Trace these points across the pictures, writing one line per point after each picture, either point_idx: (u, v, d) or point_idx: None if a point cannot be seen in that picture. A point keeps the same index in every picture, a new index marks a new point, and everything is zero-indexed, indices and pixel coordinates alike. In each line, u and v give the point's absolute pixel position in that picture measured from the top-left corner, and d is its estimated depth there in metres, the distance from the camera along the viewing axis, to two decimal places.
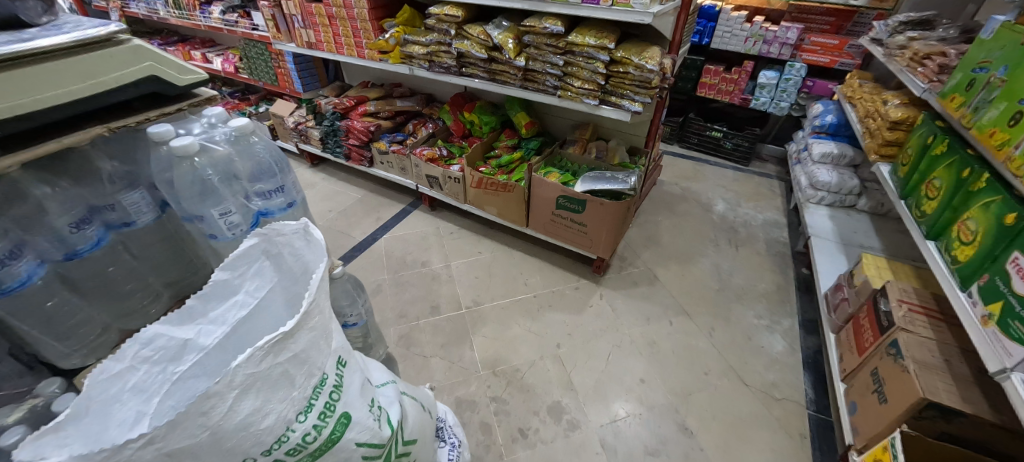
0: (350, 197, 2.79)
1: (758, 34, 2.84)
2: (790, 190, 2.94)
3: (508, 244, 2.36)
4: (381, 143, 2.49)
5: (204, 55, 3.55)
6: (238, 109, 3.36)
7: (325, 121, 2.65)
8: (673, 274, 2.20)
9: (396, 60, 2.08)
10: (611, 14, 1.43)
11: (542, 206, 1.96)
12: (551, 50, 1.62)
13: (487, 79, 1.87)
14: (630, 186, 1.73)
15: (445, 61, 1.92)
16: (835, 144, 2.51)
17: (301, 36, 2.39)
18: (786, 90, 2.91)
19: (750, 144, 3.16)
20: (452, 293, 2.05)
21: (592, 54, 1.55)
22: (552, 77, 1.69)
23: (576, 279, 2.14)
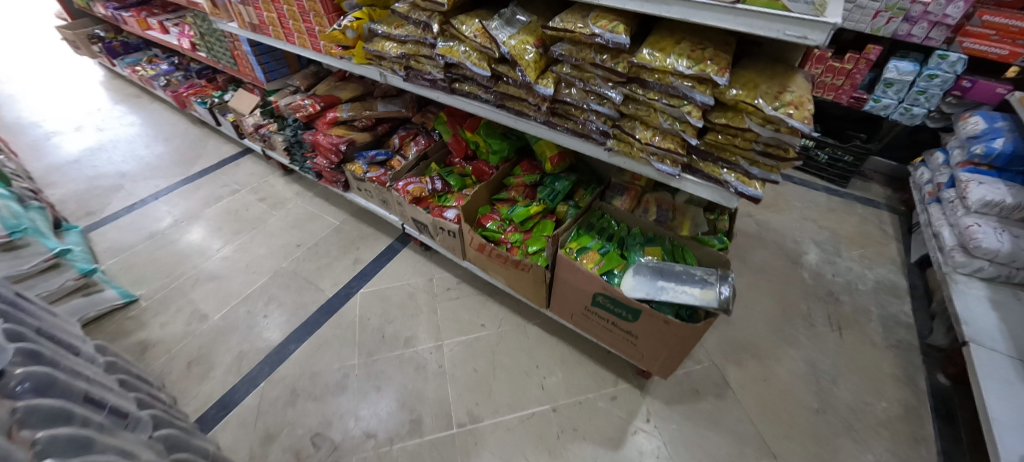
0: (326, 224, 2.22)
1: (898, 7, 1.94)
2: (909, 232, 2.17)
3: (522, 314, 1.76)
4: (357, 166, 1.87)
5: (161, 25, 2.91)
6: (202, 96, 2.76)
7: (288, 128, 2.04)
8: (749, 376, 1.58)
9: (362, 60, 1.41)
10: (732, 21, 0.71)
11: (570, 295, 1.33)
12: (600, 75, 0.91)
13: (492, 106, 1.18)
14: (716, 298, 1.09)
15: (429, 72, 1.23)
16: (1005, 185, 1.71)
17: (242, 15, 1.72)
18: (926, 91, 2.04)
19: (854, 160, 2.33)
20: (441, 398, 1.51)
21: (678, 91, 0.83)
22: (599, 118, 0.98)
23: (611, 382, 1.54)
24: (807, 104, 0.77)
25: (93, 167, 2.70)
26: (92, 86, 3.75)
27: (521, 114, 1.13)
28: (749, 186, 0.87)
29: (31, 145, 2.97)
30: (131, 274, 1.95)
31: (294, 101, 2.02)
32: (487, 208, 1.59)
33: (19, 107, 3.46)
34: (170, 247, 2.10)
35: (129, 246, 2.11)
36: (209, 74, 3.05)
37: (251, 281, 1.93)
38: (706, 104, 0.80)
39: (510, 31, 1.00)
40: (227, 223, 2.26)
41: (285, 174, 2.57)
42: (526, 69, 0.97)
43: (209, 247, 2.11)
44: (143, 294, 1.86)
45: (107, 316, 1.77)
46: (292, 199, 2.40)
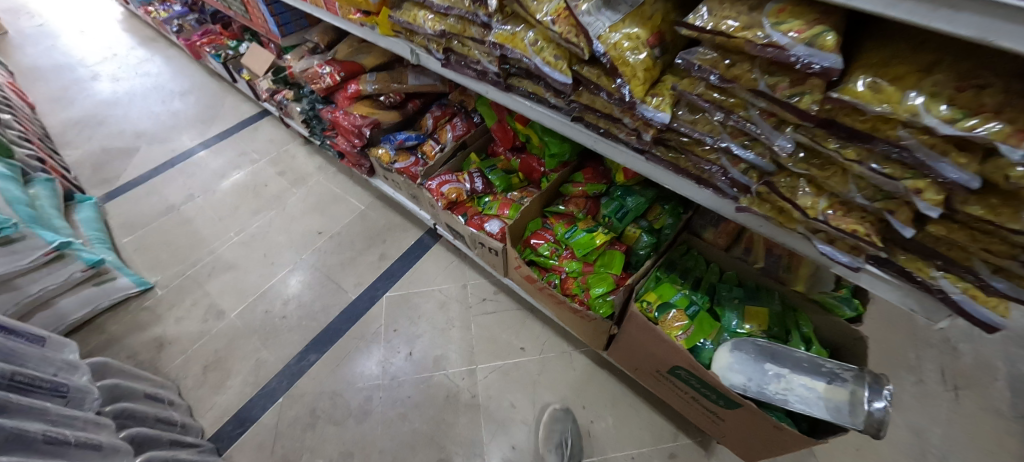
0: (350, 209, 1.99)
1: None
2: None
3: (567, 338, 1.54)
4: (382, 152, 1.60)
5: None
6: (215, 47, 2.47)
7: (306, 100, 1.77)
8: (837, 443, 1.32)
9: (388, 32, 1.08)
10: None
11: (640, 354, 1.08)
12: (760, 107, 0.57)
13: (565, 117, 0.85)
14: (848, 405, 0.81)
15: (479, 62, 0.91)
16: None
17: None
18: None
19: None
20: (472, 436, 1.34)
21: (907, 156, 0.48)
22: (737, 165, 0.65)
23: (672, 437, 1.32)
24: None
25: (110, 125, 2.53)
26: (109, 26, 3.51)
27: (608, 137, 0.80)
28: (992, 311, 0.53)
29: (51, 95, 2.82)
30: (146, 256, 1.83)
31: (310, 65, 1.70)
32: (539, 224, 1.32)
33: (39, 49, 3.28)
34: (186, 226, 1.95)
35: (145, 222, 1.97)
36: (224, 19, 2.73)
37: (269, 273, 1.76)
38: (965, 187, 0.45)
39: (612, 18, 0.65)
40: (245, 200, 2.07)
41: (306, 144, 2.32)
42: (633, 83, 0.64)
43: (226, 228, 1.94)
44: (159, 282, 1.73)
45: (123, 305, 1.67)
46: (313, 174, 2.17)
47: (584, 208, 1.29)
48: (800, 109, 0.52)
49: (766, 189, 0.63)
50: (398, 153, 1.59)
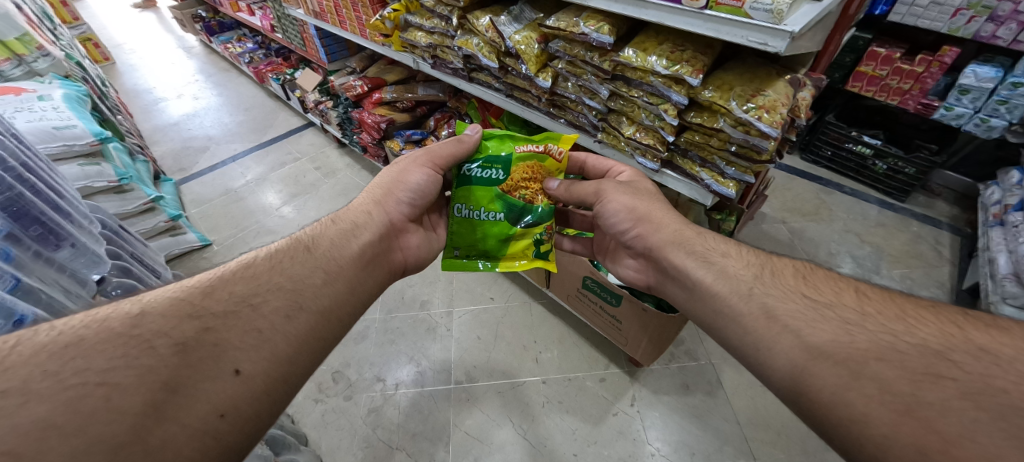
0: None
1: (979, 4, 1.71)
2: (970, 256, 1.95)
3: (529, 292, 1.90)
4: (394, 143, 2.08)
5: (248, 7, 3.33)
6: (277, 73, 3.12)
7: (339, 105, 2.33)
8: (744, 381, 1.56)
9: (397, 47, 1.57)
10: (697, 27, 0.76)
11: (564, 277, 1.44)
12: (591, 71, 0.97)
13: (503, 95, 1.28)
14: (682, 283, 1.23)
15: (451, 62, 1.35)
16: None
17: (308, 3, 2.00)
18: (1009, 101, 1.79)
19: (920, 173, 2.12)
20: (444, 356, 1.69)
21: (656, 90, 0.89)
22: (591, 111, 1.06)
23: (604, 365, 1.63)
24: (780, 109, 0.79)
25: (189, 130, 3.21)
26: (193, 61, 4.36)
27: (528, 105, 1.22)
28: (723, 185, 0.91)
29: (144, 108, 3.56)
30: (208, 222, 2.37)
31: (347, 80, 2.22)
32: (508, 142, 0.96)
33: (135, 76, 4.10)
34: (240, 203, 2.49)
35: (209, 199, 2.54)
36: (284, 53, 3.44)
37: None
38: (680, 103, 0.86)
39: (517, 27, 1.08)
40: (287, 187, 2.60)
41: (339, 147, 2.87)
42: (527, 62, 1.05)
43: (270, 206, 2.47)
44: (216, 241, 2.24)
45: (187, 256, 2.15)
46: (341, 170, 2.67)
47: (532, 177, 0.96)
48: (604, 68, 0.93)
49: (605, 124, 1.05)
50: (406, 144, 2.06)
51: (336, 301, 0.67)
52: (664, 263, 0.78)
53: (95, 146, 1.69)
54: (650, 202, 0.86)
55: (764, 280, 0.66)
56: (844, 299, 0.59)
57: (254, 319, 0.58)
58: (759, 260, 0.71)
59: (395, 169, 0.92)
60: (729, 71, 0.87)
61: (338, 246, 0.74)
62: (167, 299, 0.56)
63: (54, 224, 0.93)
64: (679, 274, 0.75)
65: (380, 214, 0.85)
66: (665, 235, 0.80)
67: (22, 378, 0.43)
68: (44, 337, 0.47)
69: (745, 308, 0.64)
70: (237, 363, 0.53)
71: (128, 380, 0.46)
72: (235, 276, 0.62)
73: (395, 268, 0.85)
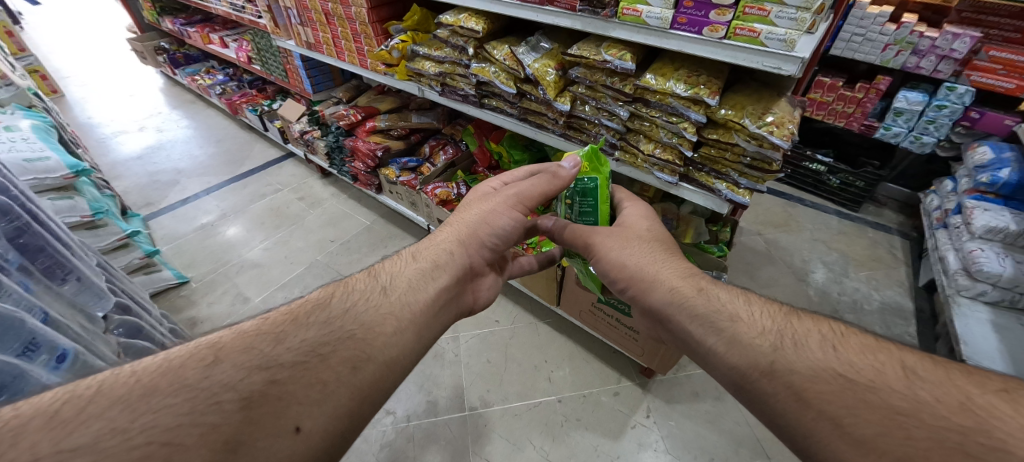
0: (358, 223, 2.40)
1: (905, 41, 2.03)
2: (920, 258, 2.19)
3: (534, 313, 1.90)
4: (390, 170, 2.05)
5: (221, 39, 3.27)
6: (252, 104, 3.05)
7: (329, 134, 2.27)
8: None
9: (402, 77, 1.60)
10: (718, 54, 0.86)
11: (579, 292, 1.48)
12: (611, 94, 1.06)
13: (516, 119, 1.34)
14: None
15: (461, 88, 1.40)
16: (1010, 213, 1.74)
17: (299, 35, 2.01)
18: (935, 121, 2.11)
19: (867, 185, 2.38)
20: (456, 383, 1.65)
21: (676, 110, 0.98)
22: (609, 131, 1.14)
23: (616, 380, 1.65)
24: (788, 125, 0.90)
25: (156, 164, 3.05)
26: (154, 93, 4.18)
27: (542, 128, 1.29)
28: (737, 194, 1.00)
29: (100, 142, 3.35)
30: (184, 258, 2.28)
31: (337, 110, 2.23)
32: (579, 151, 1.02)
33: (86, 109, 3.86)
34: (218, 238, 2.40)
35: (183, 234, 2.44)
36: (258, 84, 3.39)
37: (290, 270, 2.15)
38: (698, 121, 0.95)
39: (535, 56, 1.15)
40: (268, 219, 2.50)
41: (323, 177, 2.80)
42: (547, 87, 1.12)
43: (253, 240, 2.36)
44: (194, 277, 2.16)
45: (163, 294, 2.06)
46: (327, 199, 2.61)
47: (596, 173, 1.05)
48: (626, 91, 1.02)
49: (623, 142, 1.12)
50: (403, 170, 2.05)
51: (402, 351, 0.66)
52: (670, 327, 0.73)
53: (70, 179, 1.56)
54: (643, 254, 0.82)
55: (784, 353, 0.59)
56: (888, 380, 0.52)
57: (320, 370, 0.57)
58: (773, 325, 0.63)
59: (482, 206, 0.93)
60: (738, 93, 0.98)
61: (417, 287, 0.76)
62: (239, 342, 0.57)
63: (60, 256, 0.94)
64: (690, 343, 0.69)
65: (461, 255, 0.87)
66: (664, 294, 0.75)
67: (94, 434, 0.44)
68: (126, 380, 0.49)
69: (771, 388, 0.57)
70: (298, 420, 0.51)
71: (190, 441, 0.46)
72: (310, 322, 0.63)
73: (463, 308, 0.86)
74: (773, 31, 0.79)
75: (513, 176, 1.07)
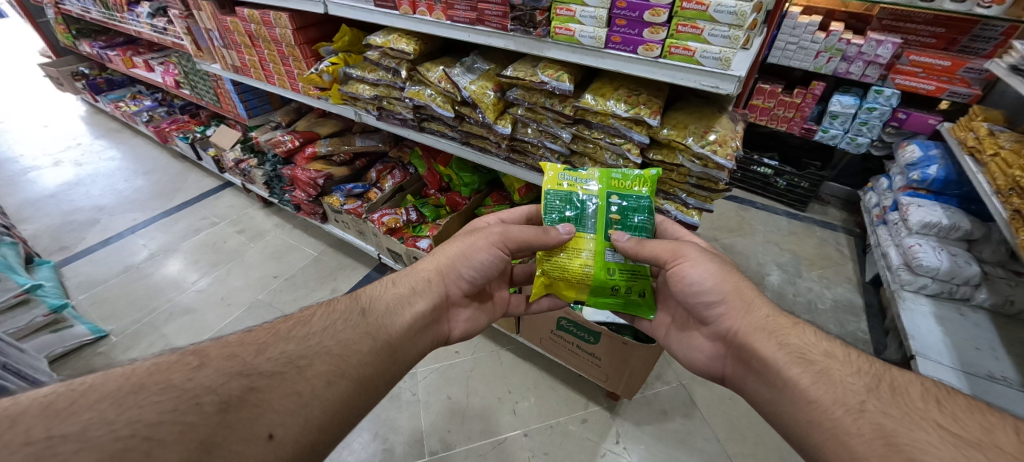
0: (304, 255, 2.23)
1: (834, 49, 2.12)
2: (865, 253, 2.29)
3: (496, 340, 1.81)
4: (334, 198, 1.91)
5: (146, 63, 3.01)
6: (183, 131, 2.81)
7: (265, 162, 2.11)
8: (716, 397, 1.60)
9: (336, 100, 1.50)
10: (654, 73, 0.82)
11: (538, 320, 1.41)
12: (551, 116, 1.00)
13: (459, 143, 1.26)
14: None
15: (398, 112, 1.31)
16: (940, 208, 1.84)
17: (224, 58, 1.85)
18: (867, 122, 2.22)
19: (811, 186, 2.48)
20: (414, 425, 1.53)
21: (618, 131, 0.93)
22: (553, 154, 1.08)
23: (584, 405, 1.58)
24: (731, 142, 0.88)
25: (71, 202, 2.74)
26: (72, 122, 3.80)
27: (485, 151, 1.22)
28: (687, 214, 0.98)
29: (4, 180, 2.98)
30: (102, 309, 2.02)
31: (273, 136, 2.07)
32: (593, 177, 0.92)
33: None
34: (144, 281, 2.16)
35: (101, 280, 2.17)
36: (191, 109, 3.15)
37: (226, 313, 1.95)
38: (642, 142, 0.91)
39: (471, 77, 1.08)
40: (203, 255, 2.28)
41: (265, 206, 2.61)
42: (486, 110, 1.05)
43: (185, 280, 2.14)
44: (113, 330, 1.91)
45: (75, 352, 1.82)
46: (270, 230, 2.42)
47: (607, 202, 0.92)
48: (567, 113, 0.96)
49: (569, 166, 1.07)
50: (348, 198, 1.92)
51: (376, 370, 0.67)
52: (749, 354, 0.70)
53: None
54: (737, 276, 0.79)
55: (880, 396, 0.57)
56: (999, 441, 0.49)
57: (298, 381, 0.58)
58: (871, 368, 0.61)
59: (463, 239, 0.92)
60: (680, 111, 0.95)
61: (393, 313, 0.76)
62: (225, 352, 0.58)
63: None
64: (770, 368, 0.66)
65: (438, 285, 0.87)
66: (758, 319, 0.72)
67: (82, 424, 0.45)
68: (116, 378, 0.50)
69: (854, 426, 0.55)
70: (271, 428, 0.52)
71: (170, 436, 0.47)
72: (291, 335, 0.65)
73: (439, 338, 0.86)
74: (708, 49, 0.75)
75: (513, 216, 1.03)
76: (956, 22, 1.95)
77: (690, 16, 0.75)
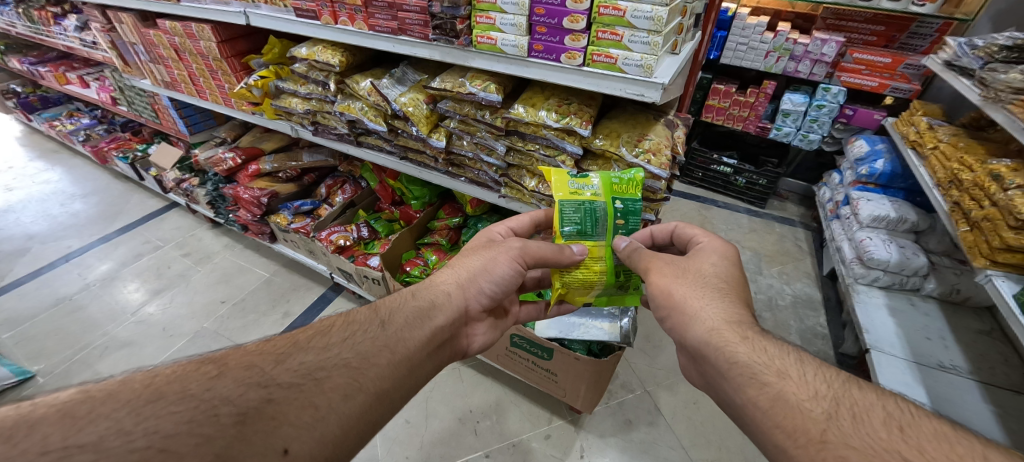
0: (255, 277, 2.11)
1: (783, 48, 2.16)
2: (822, 247, 2.33)
3: None
4: (281, 217, 1.81)
5: (81, 79, 2.82)
6: (123, 150, 2.64)
7: (208, 182, 2.01)
8: (680, 401, 1.59)
9: (271, 116, 1.41)
10: (580, 82, 0.78)
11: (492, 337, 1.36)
12: (485, 128, 0.96)
13: (397, 158, 1.20)
14: (616, 336, 1.14)
15: (334, 127, 1.24)
16: (888, 202, 1.88)
17: (153, 73, 1.74)
18: (817, 119, 2.27)
19: (768, 182, 2.52)
20: (369, 454, 1.45)
21: (551, 142, 0.90)
22: (491, 167, 1.04)
23: (548, 419, 1.54)
24: (665, 151, 0.87)
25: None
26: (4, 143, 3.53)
27: (424, 166, 1.16)
28: None
29: None
30: (28, 347, 1.85)
31: (213, 154, 1.96)
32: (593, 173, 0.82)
33: None
34: (77, 313, 1.99)
35: (30, 315, 2.00)
36: (134, 126, 2.97)
37: (167, 345, 1.81)
38: (575, 153, 0.88)
39: (401, 89, 1.02)
40: (145, 282, 2.13)
41: (214, 227, 2.48)
42: (418, 123, 1.00)
43: (123, 311, 1.99)
44: (40, 370, 1.76)
45: None
46: (219, 252, 2.29)
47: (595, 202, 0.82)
48: (499, 125, 0.92)
49: (507, 179, 1.03)
50: (295, 216, 1.82)
51: (393, 384, 0.63)
52: (704, 365, 0.62)
53: None
54: (694, 284, 0.68)
55: (841, 423, 0.49)
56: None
57: (315, 394, 0.54)
58: (830, 390, 0.53)
59: (482, 248, 0.85)
60: (615, 120, 0.94)
61: (412, 327, 0.70)
62: (245, 361, 0.55)
63: None
64: (724, 386, 0.59)
65: (459, 299, 0.80)
66: (699, 332, 0.63)
67: (99, 434, 0.42)
68: (135, 387, 0.47)
69: (817, 457, 0.48)
70: (288, 442, 0.49)
71: (186, 449, 0.43)
72: (311, 345, 0.61)
73: (457, 353, 0.80)
74: (629, 57, 0.72)
75: (521, 221, 0.94)
76: (894, 20, 2.01)
77: (609, 22, 0.71)
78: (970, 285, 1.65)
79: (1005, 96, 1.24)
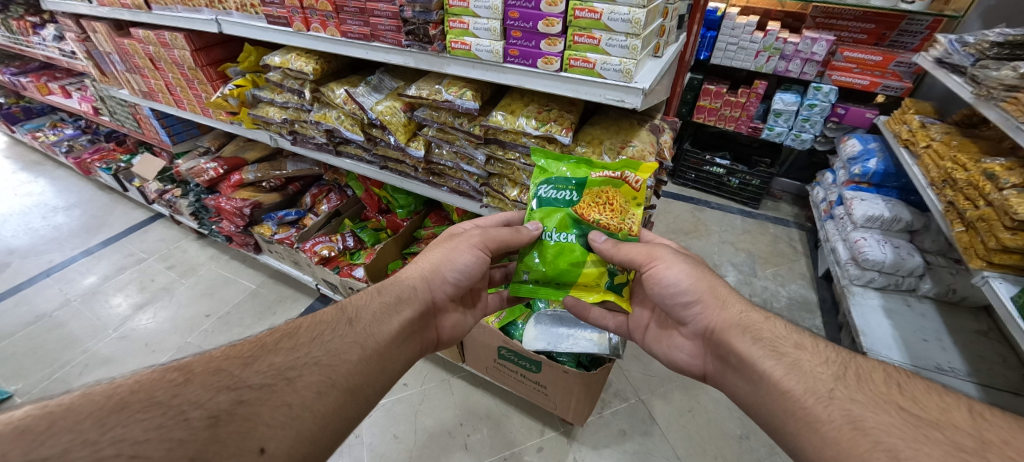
0: (241, 288, 2.07)
1: (773, 48, 2.14)
2: (817, 247, 2.31)
3: (447, 368, 1.71)
4: (264, 227, 1.77)
5: (63, 89, 2.77)
6: (106, 161, 2.58)
7: (190, 193, 1.97)
8: (674, 410, 1.55)
9: (249, 125, 1.38)
10: (559, 88, 0.75)
11: (480, 349, 1.33)
12: (463, 136, 0.93)
13: (377, 167, 1.16)
14: (603, 348, 1.09)
15: (312, 136, 1.21)
16: (882, 200, 1.86)
17: (130, 82, 1.69)
18: (809, 119, 2.25)
19: (761, 182, 2.50)
20: None
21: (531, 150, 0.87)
22: (471, 177, 1.01)
23: (540, 430, 1.50)
24: (648, 157, 0.84)
25: None
26: None
27: (404, 174, 1.12)
28: None
29: None
30: (6, 367, 1.80)
31: (196, 164, 1.92)
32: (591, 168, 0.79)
33: None
34: (57, 330, 1.94)
35: (8, 333, 1.95)
36: (119, 137, 2.92)
37: (150, 361, 1.77)
38: None
39: (377, 97, 0.98)
40: (127, 296, 2.08)
41: (198, 238, 2.43)
42: (395, 132, 0.96)
43: (105, 326, 1.94)
44: (19, 390, 1.70)
45: None
46: (204, 264, 2.25)
47: (609, 202, 0.79)
48: (477, 134, 0.89)
49: (487, 188, 1.00)
50: (280, 226, 1.78)
51: (365, 379, 0.60)
52: (725, 349, 0.65)
53: None
54: (710, 275, 0.73)
55: (847, 382, 0.53)
56: (956, 419, 0.47)
57: (288, 393, 0.52)
58: (838, 356, 0.58)
59: (440, 246, 0.84)
60: (599, 126, 0.92)
61: (379, 321, 0.67)
62: (211, 365, 0.52)
63: None
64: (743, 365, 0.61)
65: (425, 291, 0.78)
66: (733, 315, 0.67)
67: (62, 447, 0.39)
68: (97, 397, 0.44)
69: (825, 413, 0.50)
70: (263, 441, 0.47)
71: (157, 456, 0.41)
72: (279, 347, 0.58)
73: (428, 345, 0.78)
74: (608, 61, 0.69)
75: (488, 218, 0.93)
76: (886, 18, 1.99)
77: (585, 25, 0.68)
78: (966, 285, 1.63)
79: (998, 93, 1.21)
